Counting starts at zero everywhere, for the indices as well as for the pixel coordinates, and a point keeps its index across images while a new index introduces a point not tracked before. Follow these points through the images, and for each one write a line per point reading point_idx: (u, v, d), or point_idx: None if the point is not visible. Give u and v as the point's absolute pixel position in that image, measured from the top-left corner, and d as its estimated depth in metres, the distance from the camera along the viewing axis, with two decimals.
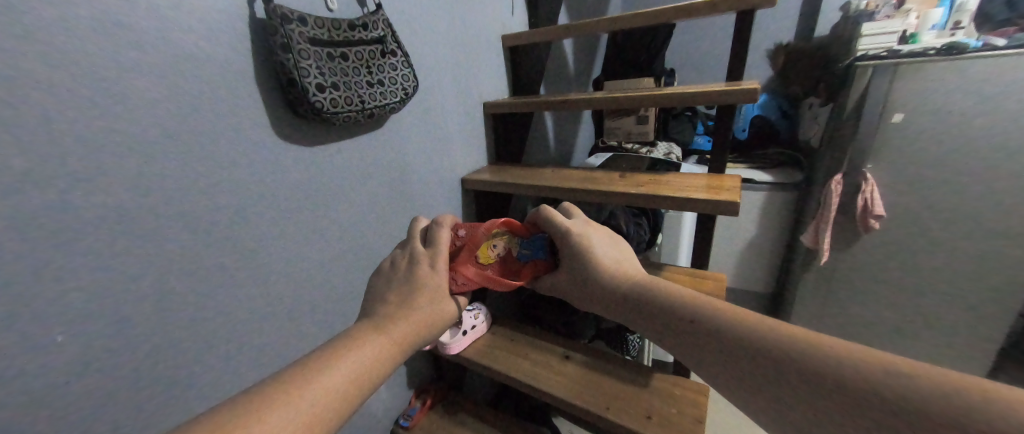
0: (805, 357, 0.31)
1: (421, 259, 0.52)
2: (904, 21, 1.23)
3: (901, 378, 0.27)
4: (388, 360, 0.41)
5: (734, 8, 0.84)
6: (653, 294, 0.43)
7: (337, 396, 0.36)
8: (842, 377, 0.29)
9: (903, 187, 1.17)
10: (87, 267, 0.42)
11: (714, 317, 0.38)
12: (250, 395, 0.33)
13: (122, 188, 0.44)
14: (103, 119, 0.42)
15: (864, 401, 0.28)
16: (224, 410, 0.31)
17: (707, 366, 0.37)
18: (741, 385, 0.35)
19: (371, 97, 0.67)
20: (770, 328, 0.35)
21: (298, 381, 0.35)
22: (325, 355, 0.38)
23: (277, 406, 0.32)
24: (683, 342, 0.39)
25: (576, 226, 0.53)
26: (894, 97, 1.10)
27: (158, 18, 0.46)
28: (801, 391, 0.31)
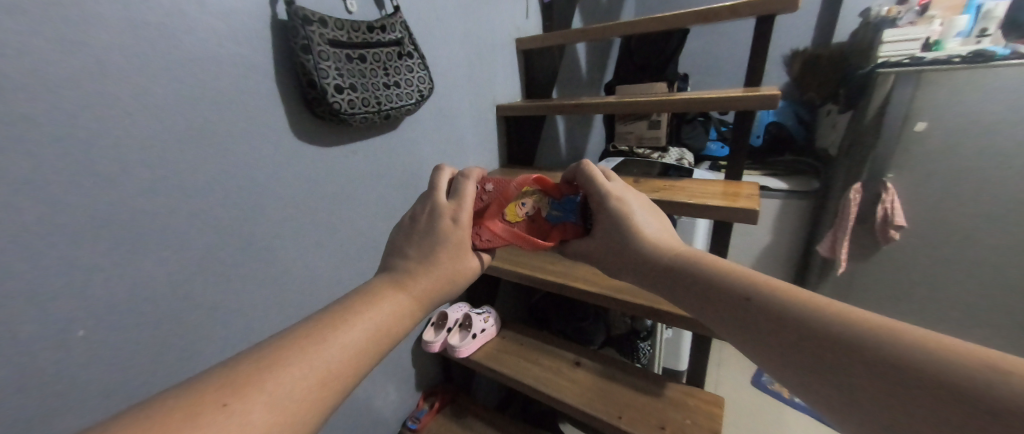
0: (852, 333, 0.27)
1: (443, 211, 0.46)
2: (928, 28, 1.20)
3: (964, 365, 0.23)
4: (407, 316, 0.39)
5: (755, 13, 0.83)
6: (695, 267, 0.39)
7: (355, 351, 0.34)
8: (916, 368, 0.24)
9: (925, 198, 1.14)
10: (107, 264, 0.43)
11: (767, 293, 0.33)
12: (262, 351, 0.31)
13: (144, 187, 0.45)
14: (128, 119, 0.43)
15: (909, 385, 0.24)
16: (236, 365, 0.29)
17: (737, 337, 0.34)
18: (788, 367, 0.30)
19: (387, 99, 0.68)
20: (834, 309, 0.29)
21: (312, 338, 0.33)
22: (339, 313, 0.36)
23: (293, 360, 0.31)
24: (725, 316, 0.34)
25: (615, 190, 0.48)
26: (917, 104, 1.08)
27: (183, 19, 0.47)
28: (836, 369, 0.27)
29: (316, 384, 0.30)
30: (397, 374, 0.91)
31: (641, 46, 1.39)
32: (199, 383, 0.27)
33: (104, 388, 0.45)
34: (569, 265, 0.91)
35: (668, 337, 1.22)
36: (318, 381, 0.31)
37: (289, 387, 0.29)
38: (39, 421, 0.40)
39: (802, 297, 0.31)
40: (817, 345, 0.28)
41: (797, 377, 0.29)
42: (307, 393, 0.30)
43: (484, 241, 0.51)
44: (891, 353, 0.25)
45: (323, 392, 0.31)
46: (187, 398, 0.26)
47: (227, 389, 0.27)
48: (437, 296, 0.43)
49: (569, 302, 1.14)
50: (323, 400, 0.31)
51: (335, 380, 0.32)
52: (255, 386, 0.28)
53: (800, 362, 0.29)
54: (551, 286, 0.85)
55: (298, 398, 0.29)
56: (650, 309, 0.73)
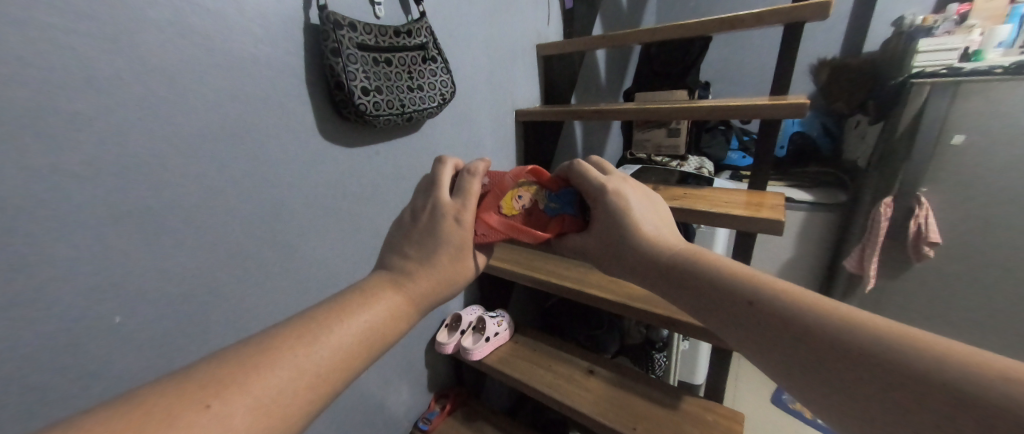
0: (863, 341, 0.26)
1: (445, 209, 0.45)
2: (967, 37, 1.15)
3: (979, 377, 0.22)
4: (399, 319, 0.39)
5: (783, 21, 0.81)
6: (695, 264, 0.37)
7: (343, 354, 0.34)
8: (931, 379, 0.23)
9: (963, 214, 1.09)
10: (145, 253, 0.46)
11: (773, 295, 0.31)
12: (251, 347, 0.31)
13: (182, 182, 0.48)
14: (170, 117, 0.45)
15: (921, 396, 0.23)
16: (226, 360, 0.30)
17: (738, 339, 0.33)
18: (792, 373, 0.29)
19: (410, 102, 0.69)
20: (843, 315, 0.28)
21: (303, 336, 0.33)
22: (333, 311, 0.36)
23: (279, 362, 0.31)
24: (729, 318, 0.33)
25: (612, 182, 0.46)
26: (953, 117, 1.04)
27: (222, 24, 0.49)
28: (847, 378, 0.26)
29: (302, 385, 0.31)
30: (411, 374, 0.91)
31: (661, 53, 1.38)
32: (187, 378, 0.28)
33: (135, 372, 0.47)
34: (585, 271, 0.90)
35: (685, 349, 1.19)
36: (304, 383, 0.31)
37: (275, 386, 0.29)
38: (77, 398, 0.43)
39: (808, 298, 0.30)
40: (824, 353, 0.27)
41: (802, 383, 0.28)
42: (293, 394, 0.30)
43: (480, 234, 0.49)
44: (903, 364, 0.24)
45: (310, 393, 0.31)
46: (173, 393, 0.26)
47: (213, 386, 0.27)
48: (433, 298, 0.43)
49: (584, 309, 1.13)
50: (309, 402, 0.31)
51: (323, 383, 0.32)
52: (241, 384, 0.28)
53: (808, 371, 0.28)
54: (567, 292, 0.85)
55: (284, 399, 0.29)
56: (669, 318, 0.72)
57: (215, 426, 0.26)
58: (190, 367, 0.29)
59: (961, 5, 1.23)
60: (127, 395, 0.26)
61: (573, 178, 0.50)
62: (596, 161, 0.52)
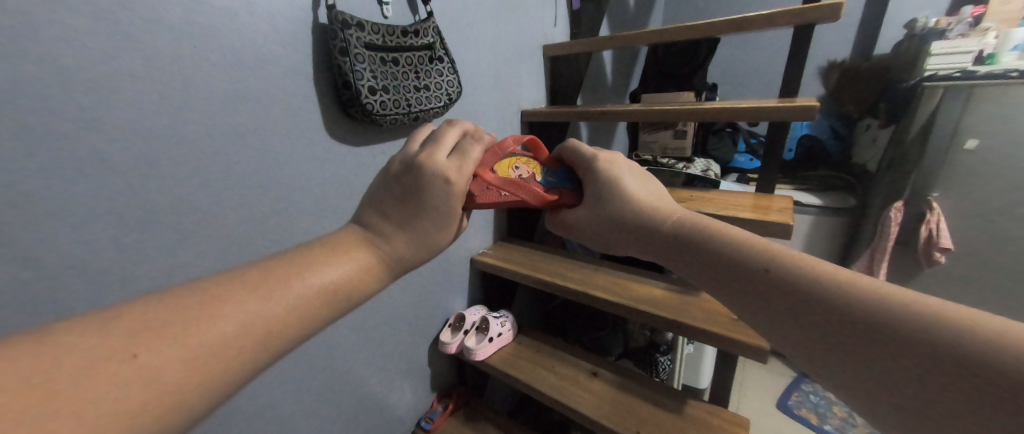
0: (857, 302, 0.26)
1: (436, 166, 0.37)
2: (981, 40, 1.13)
3: (974, 335, 0.22)
4: (367, 280, 0.34)
5: (794, 23, 0.80)
6: (696, 235, 0.36)
7: (302, 312, 0.29)
8: (944, 348, 0.22)
9: (976, 220, 1.07)
10: (156, 251, 0.46)
11: (780, 266, 0.30)
12: (197, 292, 0.26)
13: (192, 180, 0.48)
14: (180, 115, 0.46)
15: (911, 354, 0.23)
16: (159, 306, 0.24)
17: (744, 311, 0.32)
18: (802, 345, 0.28)
19: (417, 101, 0.69)
20: (854, 283, 0.27)
21: (261, 286, 0.28)
22: (292, 263, 0.31)
23: (222, 311, 0.25)
24: (735, 291, 0.32)
25: (603, 156, 0.47)
26: (967, 121, 1.02)
27: (232, 21, 0.49)
28: (837, 339, 0.26)
29: (255, 342, 0.26)
30: (415, 373, 0.92)
31: (668, 55, 1.37)
32: (106, 320, 0.22)
33: None
34: (588, 272, 0.90)
35: (689, 352, 1.18)
36: (259, 339, 0.27)
37: (220, 340, 0.25)
38: None
39: (800, 261, 0.30)
40: (816, 315, 0.27)
41: (800, 348, 0.28)
42: (243, 351, 0.26)
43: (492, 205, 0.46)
44: (896, 324, 0.24)
45: (262, 353, 0.27)
46: (91, 335, 0.21)
47: (144, 331, 0.22)
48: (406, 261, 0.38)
49: (588, 311, 1.13)
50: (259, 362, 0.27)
51: (276, 342, 0.28)
52: (183, 333, 0.23)
53: (801, 333, 0.28)
54: (570, 293, 0.84)
55: (230, 357, 0.25)
56: (673, 322, 0.71)
57: (145, 378, 0.21)
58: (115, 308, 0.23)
59: (976, 8, 1.21)
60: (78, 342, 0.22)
61: (568, 155, 0.51)
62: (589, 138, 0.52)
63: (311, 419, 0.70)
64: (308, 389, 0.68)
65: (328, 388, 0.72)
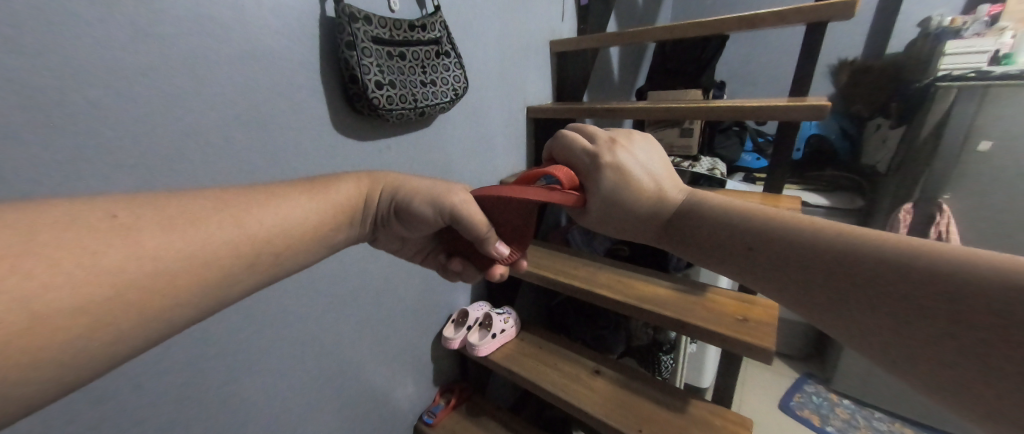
0: (866, 255, 0.30)
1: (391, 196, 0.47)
2: (998, 40, 1.10)
3: (940, 258, 0.26)
4: (322, 222, 0.38)
5: (806, 20, 0.79)
6: (708, 215, 0.42)
7: (260, 239, 0.32)
8: (923, 275, 0.27)
9: (988, 222, 1.06)
10: None
11: (779, 233, 0.36)
12: (175, 205, 0.28)
13: (199, 171, 0.48)
14: (188, 107, 0.46)
15: (918, 295, 0.27)
16: (141, 210, 0.26)
17: (756, 277, 0.37)
18: (809, 301, 0.33)
19: (423, 97, 0.69)
20: (841, 234, 0.32)
21: (239, 210, 0.31)
22: (251, 195, 0.33)
23: (179, 223, 0.27)
24: (748, 261, 0.38)
25: (603, 154, 0.45)
26: (981, 121, 1.00)
27: (239, 13, 0.49)
28: (856, 295, 0.30)
29: (235, 261, 0.30)
30: (417, 368, 0.92)
31: (676, 52, 1.36)
32: (88, 214, 0.24)
33: (151, 359, 0.47)
34: (592, 271, 0.90)
35: (693, 352, 1.18)
36: (238, 262, 0.30)
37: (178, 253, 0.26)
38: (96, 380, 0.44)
39: (807, 226, 0.35)
40: (815, 271, 0.33)
41: (808, 306, 0.33)
42: (227, 269, 0.29)
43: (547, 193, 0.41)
44: (875, 262, 0.29)
45: (239, 273, 0.30)
46: (45, 225, 0.21)
47: (132, 230, 0.24)
48: (392, 189, 0.45)
49: (592, 310, 1.12)
50: (236, 281, 0.30)
51: (252, 268, 0.31)
52: (141, 237, 0.25)
53: (822, 298, 0.32)
54: (574, 291, 0.84)
55: (185, 279, 0.26)
56: (678, 321, 0.71)
57: (138, 275, 0.24)
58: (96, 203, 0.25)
59: (992, 7, 1.18)
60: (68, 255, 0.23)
61: (563, 154, 0.49)
62: (577, 127, 0.51)
63: (313, 411, 0.71)
64: (310, 380, 0.69)
65: (330, 381, 0.73)
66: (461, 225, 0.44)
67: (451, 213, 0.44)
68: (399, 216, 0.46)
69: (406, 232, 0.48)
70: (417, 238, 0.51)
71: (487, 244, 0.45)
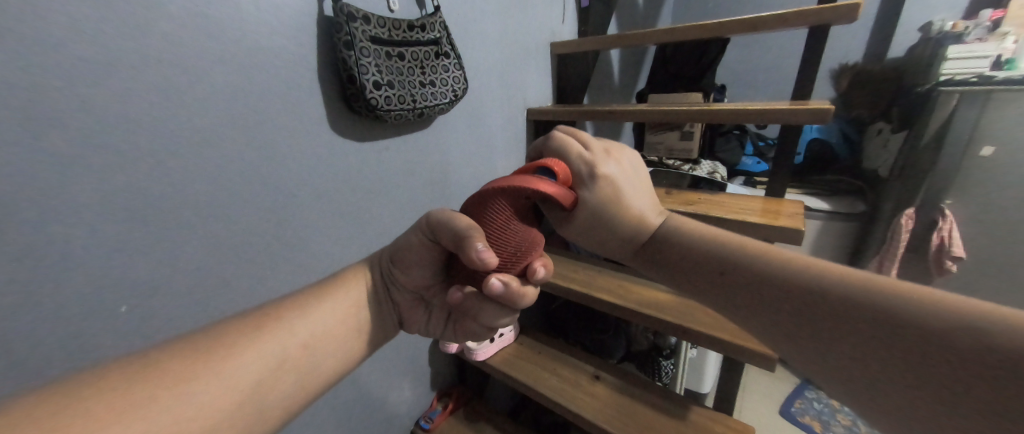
0: (845, 298, 0.30)
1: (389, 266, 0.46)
2: (999, 45, 1.09)
3: (923, 303, 0.27)
4: (353, 321, 0.41)
5: (808, 23, 0.78)
6: (689, 240, 0.42)
7: (301, 352, 0.35)
8: (905, 320, 0.27)
9: (991, 228, 1.05)
10: (159, 244, 0.44)
11: (757, 265, 0.36)
12: (205, 333, 0.31)
13: (198, 172, 0.47)
14: (184, 106, 0.44)
15: (900, 336, 0.27)
16: (171, 346, 0.29)
17: (733, 309, 0.37)
18: (786, 337, 0.33)
19: (422, 97, 0.68)
20: (824, 272, 0.33)
21: (272, 327, 0.34)
22: (288, 309, 0.37)
23: (226, 357, 0.30)
24: (726, 291, 0.38)
25: (599, 164, 0.43)
26: (985, 126, 1.00)
27: (237, 11, 0.48)
28: (836, 334, 0.30)
29: (269, 381, 0.32)
30: (415, 371, 0.91)
31: (676, 55, 1.35)
32: (125, 361, 0.26)
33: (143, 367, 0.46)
34: (592, 274, 0.89)
35: (693, 356, 1.17)
36: (268, 366, 0.32)
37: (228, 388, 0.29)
38: None
39: (788, 260, 0.35)
40: (798, 308, 0.33)
41: (787, 343, 0.33)
42: (258, 376, 0.31)
43: (539, 179, 0.38)
44: (860, 302, 0.29)
45: (271, 378, 0.32)
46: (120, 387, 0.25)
47: (173, 368, 0.27)
48: (393, 248, 0.46)
49: (590, 313, 1.11)
50: (270, 389, 0.32)
51: (284, 369, 0.34)
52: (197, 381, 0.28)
53: (800, 332, 0.32)
54: (574, 295, 0.83)
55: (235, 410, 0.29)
56: (679, 327, 0.70)
57: (186, 415, 0.26)
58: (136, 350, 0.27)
59: (994, 12, 1.18)
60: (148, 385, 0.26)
61: (551, 154, 0.46)
62: (564, 131, 0.49)
63: (311, 417, 0.69)
64: None
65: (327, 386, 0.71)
66: (440, 226, 0.41)
67: (429, 223, 0.42)
68: (403, 266, 0.46)
69: (415, 281, 0.46)
70: (431, 288, 0.48)
71: (469, 244, 0.37)
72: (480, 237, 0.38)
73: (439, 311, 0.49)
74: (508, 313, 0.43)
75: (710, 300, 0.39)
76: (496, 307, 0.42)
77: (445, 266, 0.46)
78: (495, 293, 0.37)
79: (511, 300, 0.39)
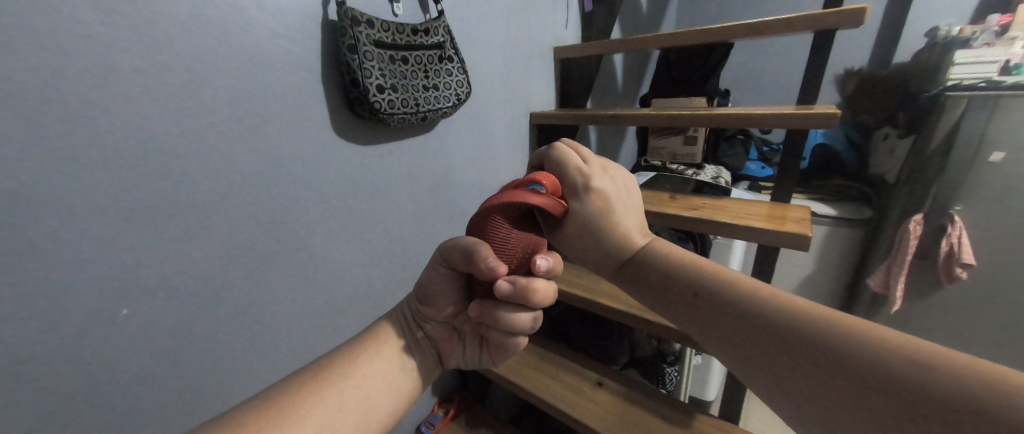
0: (819, 337, 0.29)
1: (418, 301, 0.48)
2: (1009, 49, 1.07)
3: (912, 358, 0.25)
4: (394, 362, 0.43)
5: (814, 27, 0.77)
6: (672, 265, 0.40)
7: (353, 399, 0.38)
8: (892, 374, 0.25)
9: (1001, 235, 1.04)
10: (159, 247, 0.44)
11: (742, 298, 0.34)
12: (267, 397, 0.35)
13: (200, 176, 0.47)
14: (186, 110, 0.44)
15: (885, 390, 0.25)
16: (242, 412, 0.34)
17: (715, 344, 0.35)
18: (768, 379, 0.31)
19: (425, 101, 0.68)
20: (812, 313, 0.31)
21: (322, 381, 0.38)
22: (335, 362, 0.40)
23: (283, 414, 0.34)
24: (707, 323, 0.36)
25: (594, 176, 0.42)
26: (993, 132, 0.99)
27: (241, 16, 0.48)
28: (820, 381, 0.28)
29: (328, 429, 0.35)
30: None
31: (680, 60, 1.35)
32: (205, 430, 0.31)
33: (142, 372, 0.45)
34: (596, 279, 0.88)
35: (697, 363, 1.16)
36: (328, 413, 0.36)
37: None
38: (82, 400, 0.41)
39: (776, 297, 0.33)
40: (780, 348, 0.31)
41: (768, 384, 0.31)
42: (320, 423, 0.35)
43: (530, 193, 0.37)
44: (846, 350, 0.27)
45: (333, 420, 0.36)
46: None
47: (246, 431, 0.32)
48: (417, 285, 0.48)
49: (594, 319, 1.10)
50: (335, 432, 0.35)
51: (344, 412, 0.37)
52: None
53: (780, 372, 0.30)
54: (577, 300, 0.82)
55: None
56: (684, 333, 0.69)
57: None
58: (214, 418, 0.33)
59: (1002, 17, 1.17)
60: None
61: (551, 167, 0.45)
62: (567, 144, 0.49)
63: None
64: None
65: None
66: (450, 250, 0.43)
67: (441, 253, 0.44)
68: (428, 299, 0.47)
69: (441, 312, 0.48)
70: (458, 315, 0.48)
71: (478, 258, 0.39)
72: (487, 251, 0.39)
73: (470, 337, 0.49)
74: (526, 310, 0.42)
75: (689, 330, 0.37)
76: (512, 307, 0.41)
77: (467, 290, 0.47)
78: (506, 293, 0.39)
79: (524, 299, 0.39)
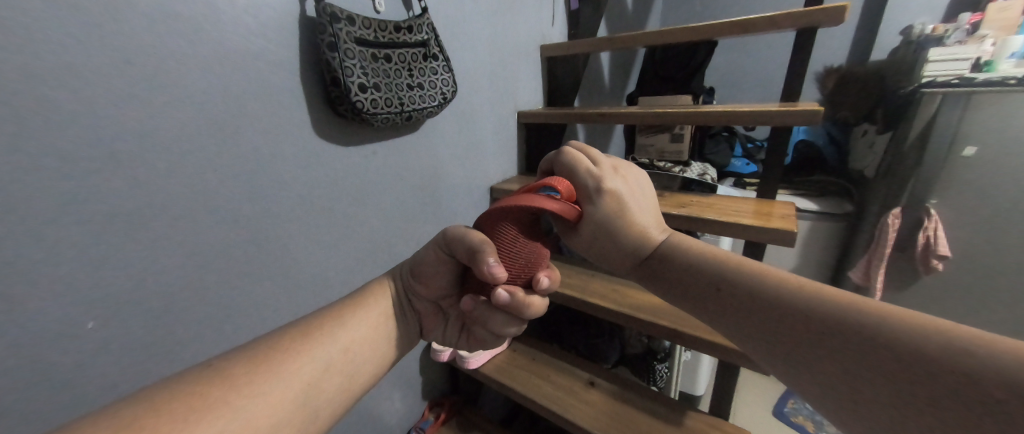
0: (845, 322, 0.28)
1: (409, 277, 0.46)
2: (979, 47, 1.12)
3: (932, 335, 0.25)
4: (383, 329, 0.42)
5: (796, 25, 0.78)
6: (689, 257, 0.39)
7: (337, 361, 0.36)
8: (913, 352, 0.25)
9: (975, 226, 1.07)
10: (128, 257, 0.42)
11: (759, 284, 0.34)
12: (255, 346, 0.34)
13: (172, 181, 0.44)
14: (155, 110, 0.42)
15: (903, 367, 0.25)
16: (230, 359, 0.32)
17: (730, 331, 0.35)
18: (786, 363, 0.31)
19: (410, 100, 0.66)
20: (830, 295, 0.30)
21: (309, 337, 0.36)
22: (324, 319, 0.38)
23: (266, 368, 0.32)
24: (724, 310, 0.35)
25: (605, 179, 0.41)
26: (966, 128, 1.02)
27: (214, 10, 0.46)
28: (839, 362, 0.28)
29: (309, 389, 0.33)
30: (405, 381, 0.88)
31: (666, 58, 1.36)
32: (189, 374, 0.30)
33: (111, 386, 0.43)
34: (586, 278, 0.88)
35: (686, 360, 1.17)
36: (315, 372, 0.34)
37: (269, 395, 0.31)
38: (41, 420, 0.38)
39: (792, 282, 0.33)
40: (798, 331, 0.30)
41: (786, 368, 0.31)
42: (306, 380, 0.33)
43: (546, 198, 0.37)
44: (864, 329, 0.27)
45: (316, 381, 0.34)
46: (167, 395, 0.27)
47: (235, 379, 0.30)
48: (414, 262, 0.46)
49: (584, 318, 1.10)
50: (318, 391, 0.34)
51: (330, 372, 0.35)
52: (242, 390, 0.30)
53: (798, 356, 0.30)
54: (567, 300, 0.82)
55: (281, 414, 0.31)
56: (674, 331, 0.69)
57: (236, 423, 0.28)
58: (200, 363, 0.31)
59: (972, 15, 1.21)
60: (188, 390, 0.28)
61: (561, 171, 0.44)
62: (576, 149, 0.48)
63: None
64: None
65: None
66: (454, 240, 0.41)
67: (446, 239, 0.42)
68: (422, 278, 0.46)
69: (432, 292, 0.46)
70: (447, 297, 0.47)
71: (481, 258, 0.37)
72: (490, 252, 0.38)
73: (454, 320, 0.49)
74: (516, 322, 0.42)
75: (707, 318, 0.36)
76: (503, 316, 0.41)
77: (459, 276, 0.46)
78: (502, 303, 0.38)
79: (518, 310, 0.39)
